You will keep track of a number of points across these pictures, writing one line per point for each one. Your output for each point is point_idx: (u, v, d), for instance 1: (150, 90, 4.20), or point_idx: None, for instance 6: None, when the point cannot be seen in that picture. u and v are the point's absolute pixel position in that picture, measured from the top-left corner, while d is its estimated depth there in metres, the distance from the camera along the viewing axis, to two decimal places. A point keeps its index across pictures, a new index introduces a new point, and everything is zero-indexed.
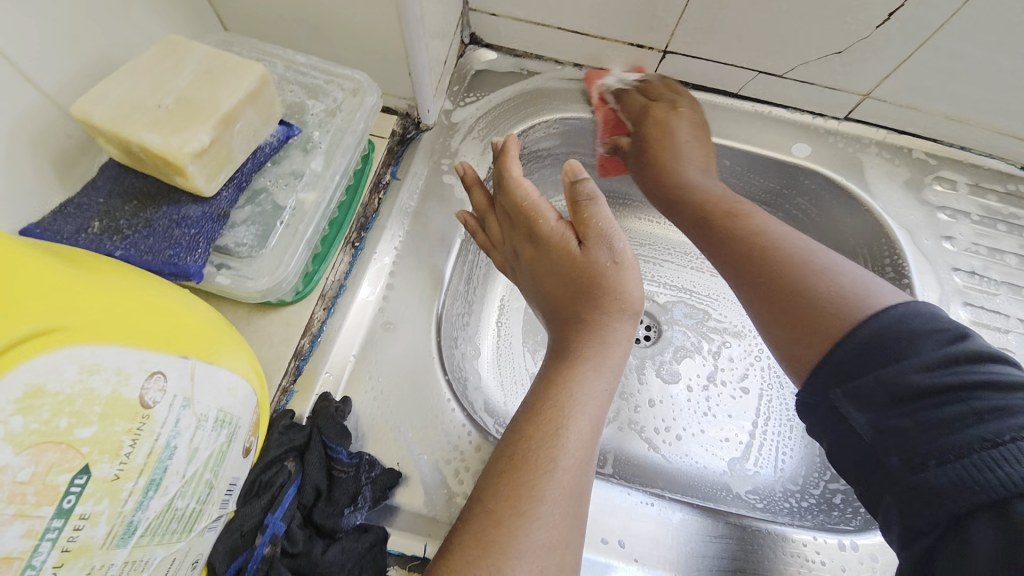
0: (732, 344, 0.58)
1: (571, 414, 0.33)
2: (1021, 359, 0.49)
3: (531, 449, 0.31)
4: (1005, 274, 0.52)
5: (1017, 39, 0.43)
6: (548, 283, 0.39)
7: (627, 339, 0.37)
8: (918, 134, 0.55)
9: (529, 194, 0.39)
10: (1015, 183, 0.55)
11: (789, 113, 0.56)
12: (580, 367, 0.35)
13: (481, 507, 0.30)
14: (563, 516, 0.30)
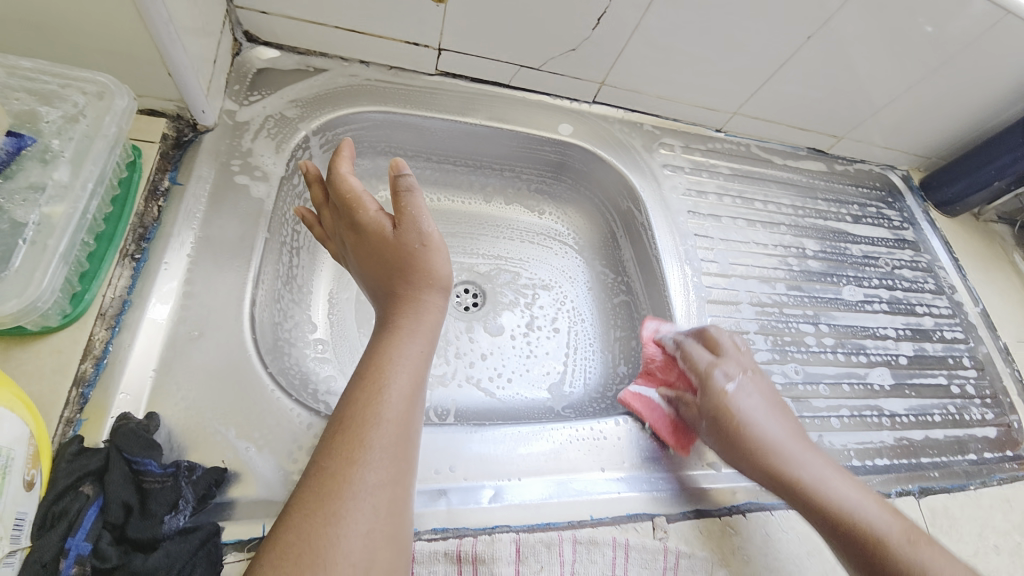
0: (542, 296, 0.69)
1: (392, 373, 0.36)
2: (723, 265, 0.64)
3: (357, 408, 0.34)
4: (710, 207, 0.69)
5: (681, 38, 0.61)
6: (370, 264, 0.42)
7: (439, 310, 0.42)
8: (646, 111, 0.72)
9: (355, 187, 0.42)
10: (712, 142, 0.76)
11: (552, 99, 0.68)
12: (397, 335, 0.39)
13: (280, 529, 0.29)
14: (394, 460, 0.33)
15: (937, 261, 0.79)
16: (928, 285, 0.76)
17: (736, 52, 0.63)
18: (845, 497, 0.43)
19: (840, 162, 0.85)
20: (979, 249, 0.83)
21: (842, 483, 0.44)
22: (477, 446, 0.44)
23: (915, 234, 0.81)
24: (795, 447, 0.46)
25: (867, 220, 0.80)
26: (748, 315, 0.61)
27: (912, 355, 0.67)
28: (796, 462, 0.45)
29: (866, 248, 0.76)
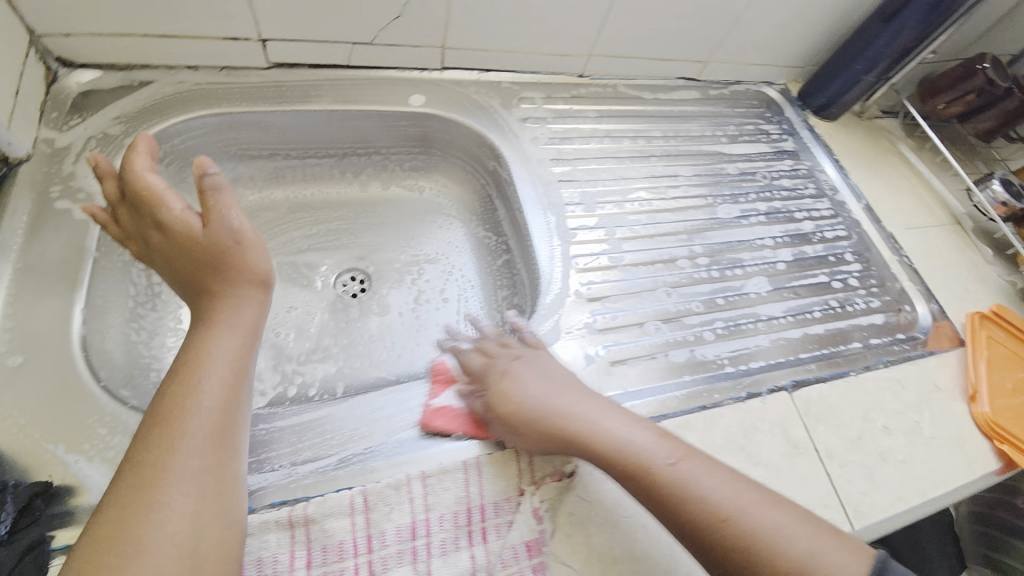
0: (428, 269, 0.70)
1: (208, 369, 0.38)
2: (589, 206, 0.65)
3: (170, 407, 0.35)
4: (574, 152, 0.69)
5: None
6: (177, 261, 0.43)
7: (259, 304, 0.43)
8: (501, 69, 0.72)
9: (155, 185, 0.43)
10: (576, 88, 0.76)
11: (398, 72, 0.66)
12: (215, 329, 0.40)
13: (92, 530, 0.31)
14: (214, 444, 0.35)
15: (818, 166, 0.80)
16: (809, 191, 0.77)
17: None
18: (625, 438, 0.41)
19: (716, 88, 0.85)
20: (864, 147, 0.85)
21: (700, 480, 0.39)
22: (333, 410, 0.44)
23: (795, 144, 0.82)
24: (618, 421, 0.42)
25: (745, 139, 0.81)
26: (616, 249, 0.62)
27: (792, 260, 0.69)
28: (614, 432, 0.41)
29: (743, 166, 0.77)
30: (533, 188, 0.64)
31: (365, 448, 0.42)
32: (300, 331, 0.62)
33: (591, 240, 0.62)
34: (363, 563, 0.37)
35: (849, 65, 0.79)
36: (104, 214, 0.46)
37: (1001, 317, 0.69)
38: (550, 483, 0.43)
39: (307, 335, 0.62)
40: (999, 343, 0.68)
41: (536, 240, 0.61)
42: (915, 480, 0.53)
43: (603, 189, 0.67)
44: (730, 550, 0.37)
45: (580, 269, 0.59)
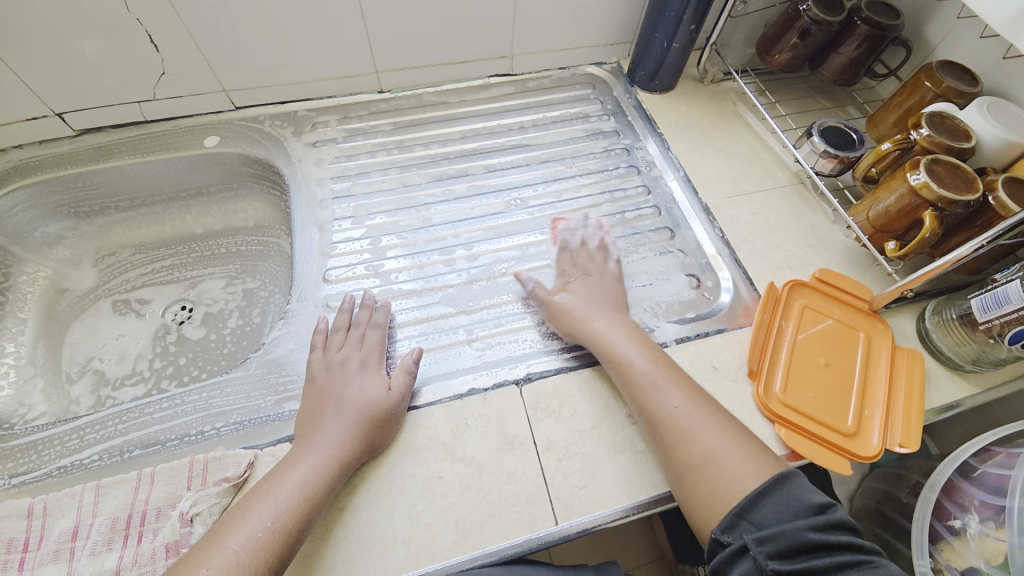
0: (246, 285, 0.77)
1: (270, 491, 0.43)
2: (359, 219, 0.68)
3: (245, 512, 0.41)
4: (359, 166, 0.73)
5: (248, 29, 0.66)
6: (306, 416, 0.49)
7: (365, 390, 0.50)
8: (294, 100, 0.78)
9: (368, 343, 0.54)
10: (376, 103, 0.79)
11: (196, 118, 0.75)
12: (296, 462, 0.45)
13: (196, 551, 0.39)
14: (282, 521, 0.41)
15: (637, 143, 0.77)
16: (619, 170, 0.74)
17: (308, 17, 0.67)
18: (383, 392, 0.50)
19: (534, 79, 0.84)
20: (697, 115, 0.79)
21: (652, 386, 0.49)
22: (58, 431, 0.52)
23: (615, 124, 0.79)
24: (619, 334, 0.54)
25: (558, 126, 0.79)
26: (376, 258, 0.64)
27: (579, 246, 0.67)
28: (615, 345, 0.53)
29: (548, 153, 0.76)
30: (304, 206, 0.68)
31: (77, 459, 0.50)
32: (121, 356, 0.71)
33: (351, 248, 0.65)
34: (20, 558, 0.42)
35: (652, 37, 0.75)
36: (320, 342, 0.55)
37: (828, 279, 0.61)
38: (222, 488, 0.45)
39: (127, 360, 0.70)
40: (820, 310, 0.59)
41: (297, 254, 0.64)
42: (651, 471, 0.49)
43: (380, 199, 0.70)
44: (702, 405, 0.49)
45: (328, 281, 0.62)
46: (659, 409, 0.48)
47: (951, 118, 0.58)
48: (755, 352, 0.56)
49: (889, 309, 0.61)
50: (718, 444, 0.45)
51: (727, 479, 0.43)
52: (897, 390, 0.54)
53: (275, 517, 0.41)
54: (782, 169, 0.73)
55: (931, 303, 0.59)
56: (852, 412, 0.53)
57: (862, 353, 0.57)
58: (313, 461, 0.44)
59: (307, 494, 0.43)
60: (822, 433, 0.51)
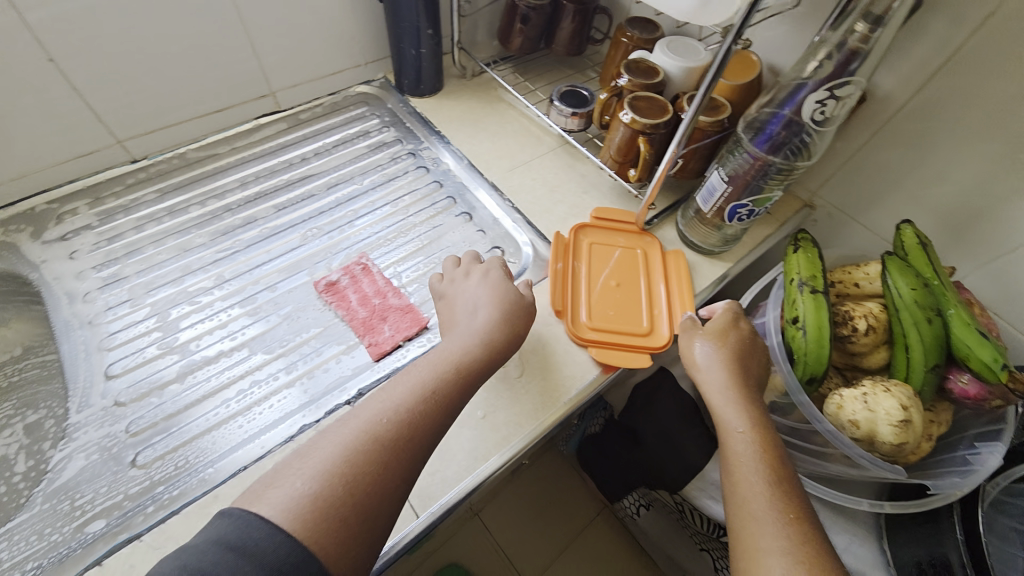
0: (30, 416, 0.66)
1: (335, 443, 0.42)
2: (139, 297, 0.62)
3: (309, 459, 0.41)
4: (127, 244, 0.66)
5: None
6: (445, 320, 0.57)
7: (473, 316, 0.55)
8: (25, 195, 0.67)
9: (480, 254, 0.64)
10: (133, 175, 0.73)
11: None
12: (380, 399, 0.46)
13: (248, 495, 0.39)
14: (308, 500, 0.38)
15: (421, 146, 0.81)
16: (409, 173, 0.77)
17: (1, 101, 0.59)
18: (457, 355, 0.50)
19: (305, 109, 0.84)
20: (466, 108, 0.86)
21: (745, 468, 0.48)
22: None
23: (396, 133, 0.82)
24: (732, 377, 0.55)
25: (341, 148, 0.79)
26: (166, 335, 0.60)
27: (388, 255, 0.67)
28: (706, 372, 0.56)
29: (336, 176, 0.76)
30: (65, 300, 0.61)
31: None
32: None
33: (135, 332, 0.59)
34: None
35: (399, 47, 0.78)
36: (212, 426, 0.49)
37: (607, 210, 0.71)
38: None
39: None
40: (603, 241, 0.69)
41: (67, 357, 0.57)
42: (494, 431, 0.52)
43: (160, 271, 0.65)
44: (783, 500, 0.45)
45: (114, 375, 0.56)
46: (738, 477, 0.48)
47: (644, 61, 0.70)
48: (559, 293, 0.62)
49: (654, 224, 0.72)
50: (772, 538, 0.43)
51: (763, 564, 0.42)
52: (671, 282, 0.65)
53: (317, 478, 0.39)
54: (547, 136, 0.83)
55: (679, 211, 0.71)
56: (645, 310, 0.62)
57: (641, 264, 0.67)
58: (471, 335, 0.52)
59: (371, 444, 0.42)
60: (628, 336, 0.60)
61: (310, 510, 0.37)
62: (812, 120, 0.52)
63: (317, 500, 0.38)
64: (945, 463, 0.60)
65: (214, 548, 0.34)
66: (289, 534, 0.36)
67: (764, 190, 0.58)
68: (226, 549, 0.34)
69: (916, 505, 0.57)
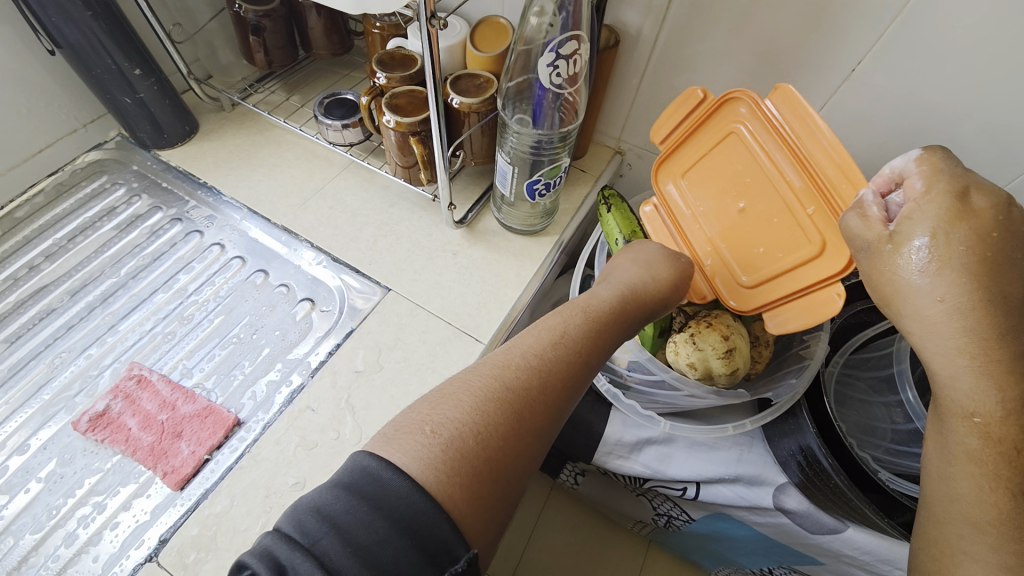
0: None
1: (473, 386, 0.37)
2: None
3: (450, 412, 0.35)
4: None
5: None
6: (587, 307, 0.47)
7: (631, 277, 0.51)
8: None
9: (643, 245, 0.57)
10: None
11: None
12: (508, 357, 0.39)
13: (398, 428, 0.34)
14: (448, 448, 0.32)
15: (187, 207, 0.68)
16: (177, 245, 0.65)
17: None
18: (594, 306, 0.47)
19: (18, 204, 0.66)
20: (233, 146, 0.73)
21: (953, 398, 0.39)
22: None
23: (150, 200, 0.69)
24: (935, 280, 0.38)
25: (79, 240, 0.65)
26: None
27: (171, 355, 0.56)
28: (880, 270, 0.41)
29: (81, 277, 0.62)
30: None
31: None
32: None
33: None
34: None
35: (106, 98, 0.63)
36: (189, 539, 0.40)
37: (679, 127, 0.56)
38: None
39: None
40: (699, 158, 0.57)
41: None
42: None
43: None
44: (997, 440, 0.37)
45: None
46: (947, 409, 0.39)
47: (399, 50, 0.63)
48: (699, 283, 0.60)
49: (470, 219, 0.66)
50: (972, 484, 0.37)
51: (952, 505, 0.38)
52: (812, 145, 0.45)
53: (472, 407, 0.35)
54: (336, 154, 0.73)
55: (491, 198, 0.67)
56: (798, 225, 0.49)
57: (755, 145, 0.51)
58: (641, 266, 0.52)
59: (518, 389, 0.37)
60: (802, 272, 0.50)
61: (446, 460, 0.32)
62: (554, 85, 0.48)
63: (452, 445, 0.33)
64: (783, 364, 0.65)
65: (340, 495, 0.29)
66: (421, 489, 0.30)
67: (552, 161, 0.55)
68: (357, 502, 0.29)
69: (767, 415, 0.59)
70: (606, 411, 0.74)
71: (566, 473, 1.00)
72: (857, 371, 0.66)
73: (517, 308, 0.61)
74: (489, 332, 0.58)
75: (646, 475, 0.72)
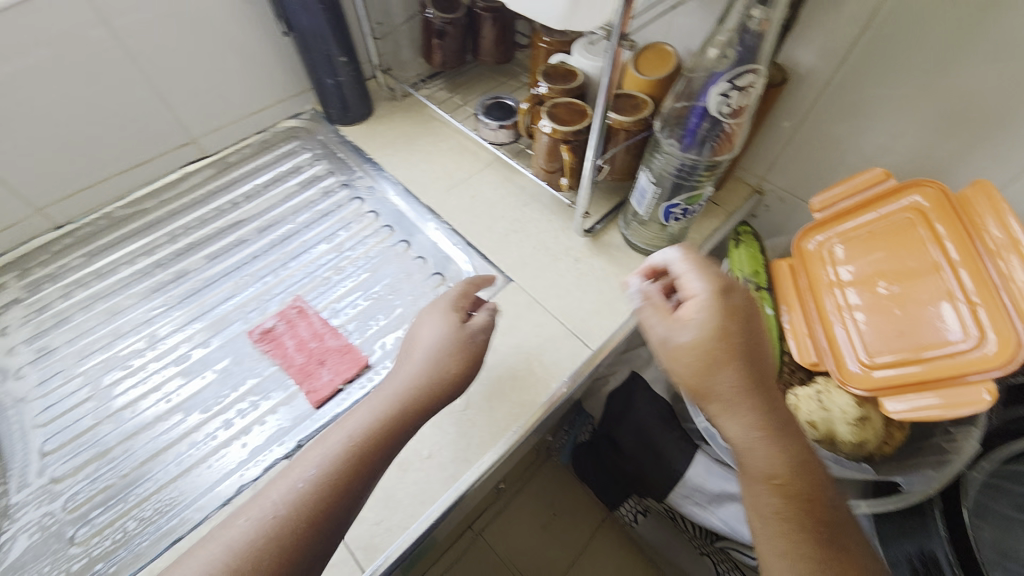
0: None
1: (314, 465, 0.41)
2: (74, 370, 0.61)
3: (281, 497, 0.40)
4: (59, 317, 0.65)
5: None
6: (408, 349, 0.52)
7: (430, 337, 0.51)
8: None
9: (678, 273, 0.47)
10: (60, 244, 0.70)
11: None
12: (347, 423, 0.44)
13: (235, 522, 0.39)
14: (274, 536, 0.38)
15: (354, 176, 0.79)
16: (343, 207, 0.76)
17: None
18: (425, 359, 0.49)
19: (234, 152, 0.82)
20: (400, 131, 0.84)
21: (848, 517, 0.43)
22: None
23: (328, 165, 0.81)
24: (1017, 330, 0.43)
25: (271, 188, 0.78)
26: (102, 408, 0.58)
27: (325, 294, 0.66)
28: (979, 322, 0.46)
29: (268, 219, 0.75)
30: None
31: None
32: None
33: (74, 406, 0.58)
34: None
35: (317, 78, 0.77)
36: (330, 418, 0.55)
37: (843, 198, 0.56)
38: None
39: None
40: (855, 232, 0.56)
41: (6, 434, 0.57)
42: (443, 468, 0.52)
43: (95, 338, 0.64)
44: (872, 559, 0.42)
45: (50, 456, 0.55)
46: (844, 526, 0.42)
47: (562, 65, 0.68)
48: (807, 347, 0.59)
49: (597, 230, 0.70)
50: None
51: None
52: (999, 238, 0.45)
53: (302, 493, 0.40)
54: (484, 151, 0.81)
55: (621, 215, 0.70)
56: (953, 315, 0.48)
57: (927, 233, 0.51)
58: (428, 351, 0.50)
59: (337, 465, 0.41)
60: (931, 362, 0.49)
61: (262, 551, 0.37)
62: (719, 113, 0.51)
63: (276, 533, 0.38)
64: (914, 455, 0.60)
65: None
66: None
67: (695, 188, 0.56)
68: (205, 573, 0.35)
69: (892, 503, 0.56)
70: (690, 448, 0.73)
71: (624, 506, 0.97)
72: (1015, 486, 0.56)
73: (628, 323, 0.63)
74: (598, 339, 0.61)
75: (722, 528, 0.70)
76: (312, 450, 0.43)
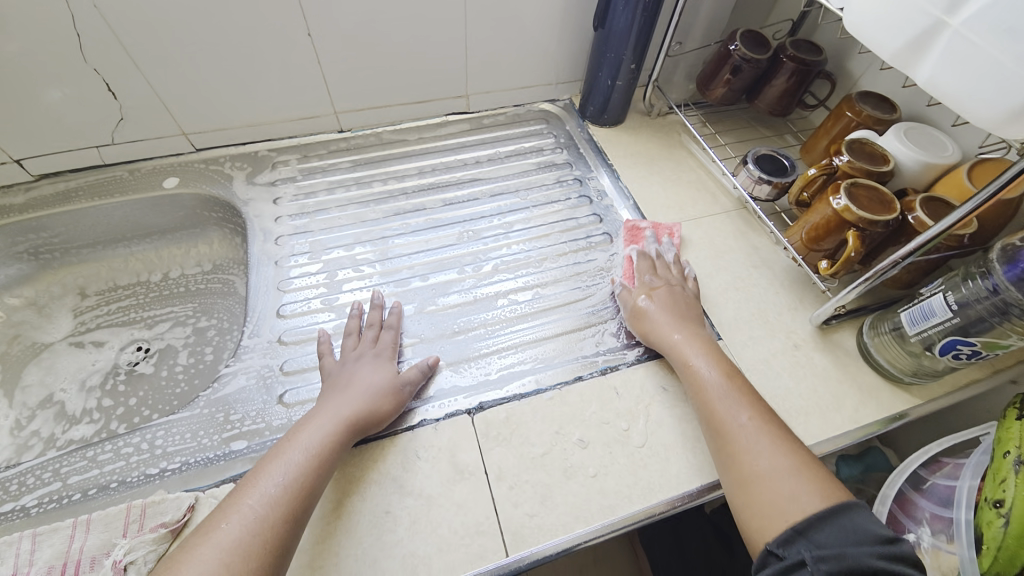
0: (201, 321, 0.76)
1: (253, 496, 0.41)
2: (316, 254, 0.70)
3: (218, 533, 0.38)
4: (318, 203, 0.75)
5: (215, 81, 0.70)
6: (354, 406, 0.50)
7: (365, 377, 0.53)
8: (255, 140, 0.79)
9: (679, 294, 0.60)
10: (336, 144, 0.81)
11: (156, 162, 0.76)
12: (282, 454, 0.45)
13: (188, 542, 0.38)
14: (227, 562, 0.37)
15: (588, 174, 0.80)
16: (570, 200, 0.77)
17: (253, 61, 0.69)
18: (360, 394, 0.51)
19: (490, 116, 0.88)
20: (645, 147, 0.83)
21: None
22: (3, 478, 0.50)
23: (568, 156, 0.83)
24: None
25: (511, 159, 0.82)
26: (328, 294, 0.66)
27: (535, 275, 0.68)
28: None
29: (501, 186, 0.79)
30: (263, 236, 0.71)
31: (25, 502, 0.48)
32: (81, 386, 0.69)
33: (310, 282, 0.67)
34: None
35: (598, 74, 0.78)
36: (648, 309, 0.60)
37: None
38: (167, 533, 0.44)
39: (85, 392, 0.69)
40: None
41: (257, 285, 0.66)
42: (604, 495, 0.49)
43: (339, 233, 0.72)
44: None
45: (281, 317, 0.63)
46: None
47: (872, 143, 0.61)
48: None
49: (831, 324, 0.64)
50: None
51: None
52: None
53: (248, 530, 0.39)
54: (725, 196, 0.77)
55: (867, 318, 0.62)
56: None
57: None
58: (362, 390, 0.51)
59: (298, 488, 0.43)
60: None
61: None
62: None
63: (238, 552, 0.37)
64: None
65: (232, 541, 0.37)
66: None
67: (997, 334, 0.47)
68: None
69: None
70: None
71: None
72: None
73: (839, 439, 0.56)
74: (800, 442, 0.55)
75: None
76: (257, 473, 0.43)
